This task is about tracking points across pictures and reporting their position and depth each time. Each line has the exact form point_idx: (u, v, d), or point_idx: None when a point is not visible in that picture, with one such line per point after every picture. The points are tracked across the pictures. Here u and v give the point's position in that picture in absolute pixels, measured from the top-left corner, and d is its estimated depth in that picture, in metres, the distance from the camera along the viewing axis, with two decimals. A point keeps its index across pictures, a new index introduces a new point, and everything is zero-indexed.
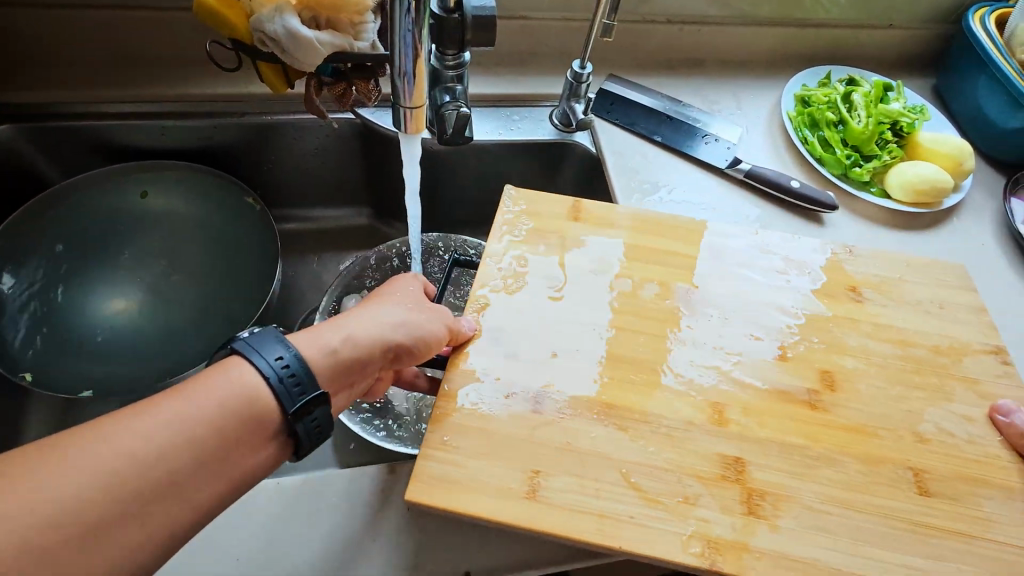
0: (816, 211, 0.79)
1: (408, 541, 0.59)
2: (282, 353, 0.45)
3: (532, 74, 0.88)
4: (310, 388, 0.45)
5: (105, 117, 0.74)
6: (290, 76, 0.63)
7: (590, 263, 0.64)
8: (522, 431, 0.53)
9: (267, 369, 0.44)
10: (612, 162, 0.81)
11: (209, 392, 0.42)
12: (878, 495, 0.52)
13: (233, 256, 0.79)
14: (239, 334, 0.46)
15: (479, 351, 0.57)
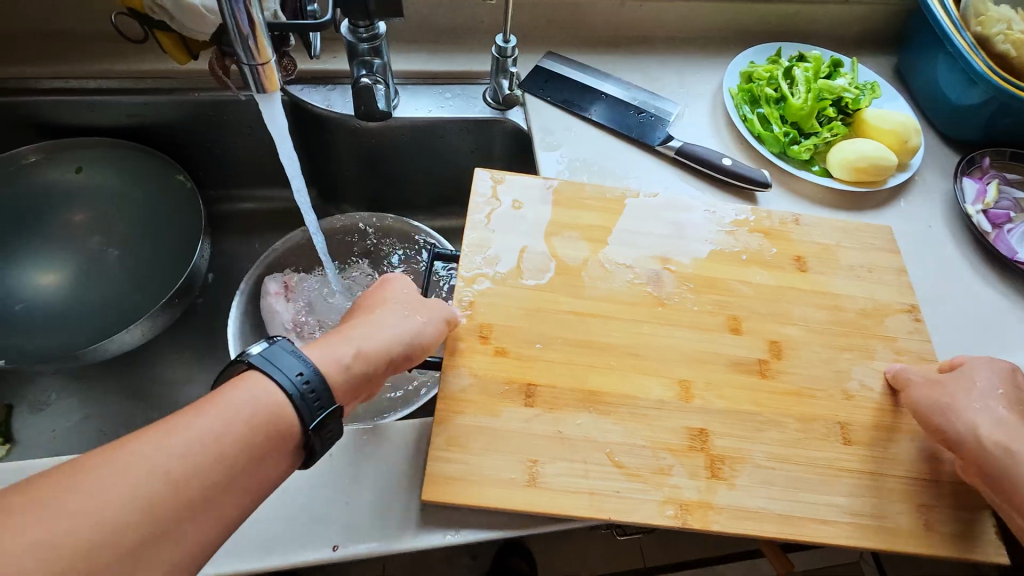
0: (748, 189, 0.76)
1: (400, 506, 0.50)
2: (302, 368, 0.44)
3: (467, 52, 0.87)
4: (328, 401, 0.44)
5: (31, 91, 0.75)
6: (191, 47, 0.62)
7: (567, 249, 0.63)
8: (521, 424, 0.51)
9: (288, 384, 0.43)
10: (540, 140, 0.79)
11: (226, 406, 0.40)
12: (810, 449, 0.53)
13: (161, 232, 0.80)
14: (249, 350, 0.44)
15: (469, 348, 0.55)
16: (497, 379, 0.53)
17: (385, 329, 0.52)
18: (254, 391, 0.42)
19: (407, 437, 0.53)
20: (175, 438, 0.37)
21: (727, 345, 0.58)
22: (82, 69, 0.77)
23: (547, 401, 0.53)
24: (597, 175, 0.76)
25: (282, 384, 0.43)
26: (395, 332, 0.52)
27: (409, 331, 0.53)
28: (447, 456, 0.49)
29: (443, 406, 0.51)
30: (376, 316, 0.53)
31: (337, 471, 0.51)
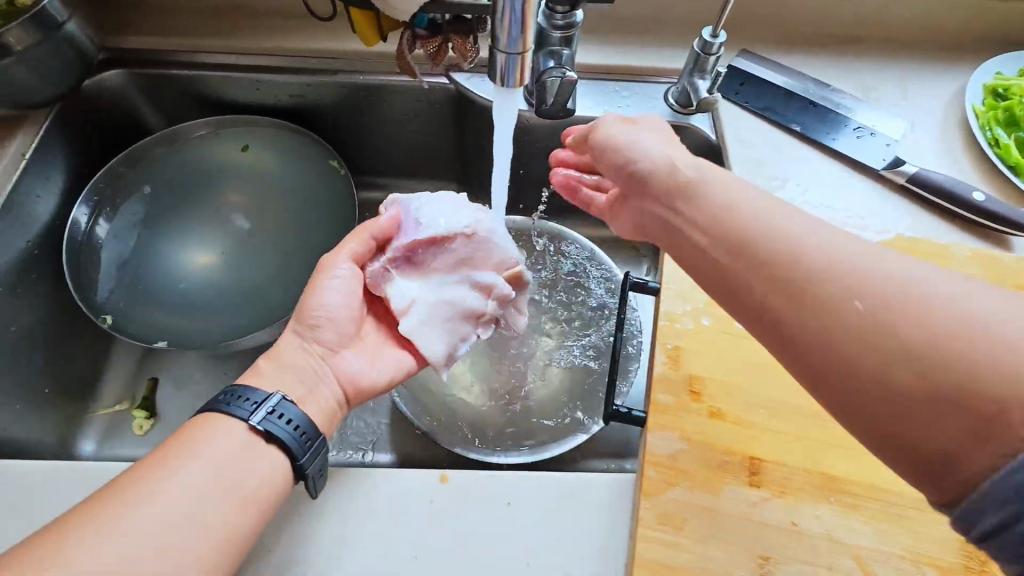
0: (1005, 233, 0.61)
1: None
2: (254, 395, 0.45)
3: (650, 43, 0.77)
4: (316, 435, 0.45)
5: (204, 66, 0.73)
6: (383, 26, 0.57)
7: None
8: (744, 509, 0.45)
9: (248, 414, 0.44)
10: (735, 153, 0.69)
11: (203, 437, 0.42)
12: None
13: (307, 218, 0.77)
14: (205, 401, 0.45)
15: (687, 401, 0.49)
16: (716, 447, 0.47)
17: (333, 298, 0.53)
18: (223, 452, 0.42)
19: (605, 498, 0.47)
20: (176, 462, 0.41)
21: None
22: (252, 45, 0.74)
23: (778, 481, 0.46)
24: (807, 201, 0.65)
25: (258, 425, 0.44)
26: (665, 161, 0.43)
27: (346, 291, 0.54)
28: (668, 541, 0.43)
29: (655, 472, 0.46)
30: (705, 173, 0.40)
31: (528, 527, 0.46)
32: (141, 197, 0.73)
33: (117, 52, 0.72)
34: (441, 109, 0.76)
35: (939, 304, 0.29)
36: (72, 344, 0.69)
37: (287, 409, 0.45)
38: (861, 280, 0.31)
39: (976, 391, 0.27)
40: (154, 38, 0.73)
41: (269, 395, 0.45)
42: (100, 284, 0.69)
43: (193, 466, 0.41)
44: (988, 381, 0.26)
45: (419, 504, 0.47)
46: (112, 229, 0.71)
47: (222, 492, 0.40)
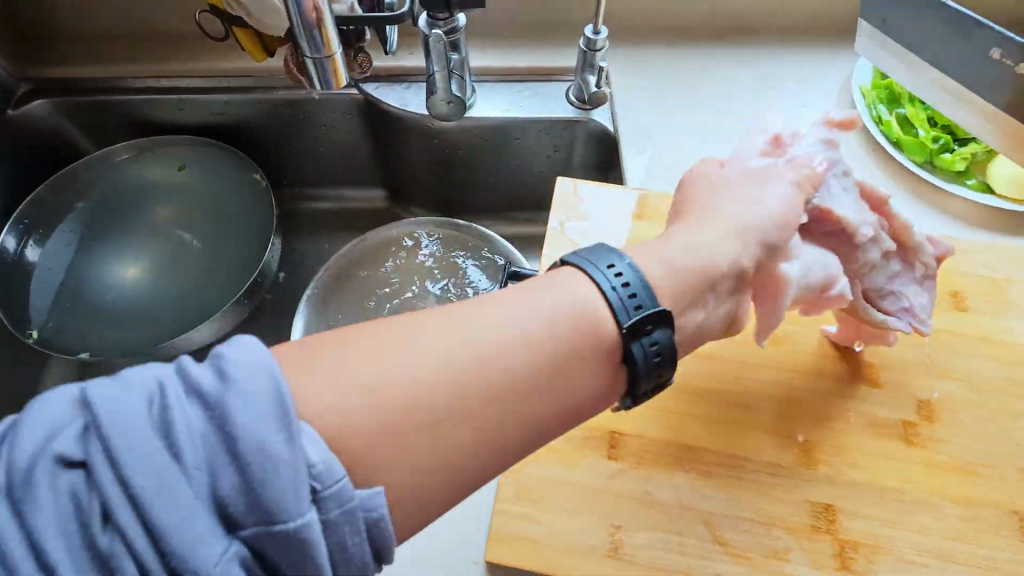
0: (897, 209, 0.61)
1: (467, 553, 0.46)
2: (616, 263, 0.37)
3: (553, 47, 0.81)
4: (649, 303, 0.36)
5: (127, 91, 0.77)
6: (268, 43, 0.61)
7: None
8: (601, 481, 0.46)
9: (603, 280, 0.36)
10: (628, 146, 0.73)
11: (557, 288, 0.36)
12: (957, 545, 0.45)
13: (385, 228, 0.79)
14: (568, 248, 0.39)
15: None
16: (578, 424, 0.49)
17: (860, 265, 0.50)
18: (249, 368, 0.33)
19: None
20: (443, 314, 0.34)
21: (867, 401, 0.50)
22: (171, 68, 0.78)
23: (635, 453, 0.48)
24: None
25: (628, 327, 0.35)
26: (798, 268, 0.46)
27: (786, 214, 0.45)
28: (524, 513, 0.45)
29: None
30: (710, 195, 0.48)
31: None
32: (71, 217, 0.77)
33: (44, 81, 0.76)
34: (354, 118, 0.80)
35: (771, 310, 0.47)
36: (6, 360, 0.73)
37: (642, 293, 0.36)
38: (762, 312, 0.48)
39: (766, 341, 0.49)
40: (78, 68, 0.77)
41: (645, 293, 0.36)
42: (31, 302, 0.72)
43: (462, 325, 0.33)
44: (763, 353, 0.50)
45: None
46: (41, 251, 0.75)
47: (515, 382, 0.33)
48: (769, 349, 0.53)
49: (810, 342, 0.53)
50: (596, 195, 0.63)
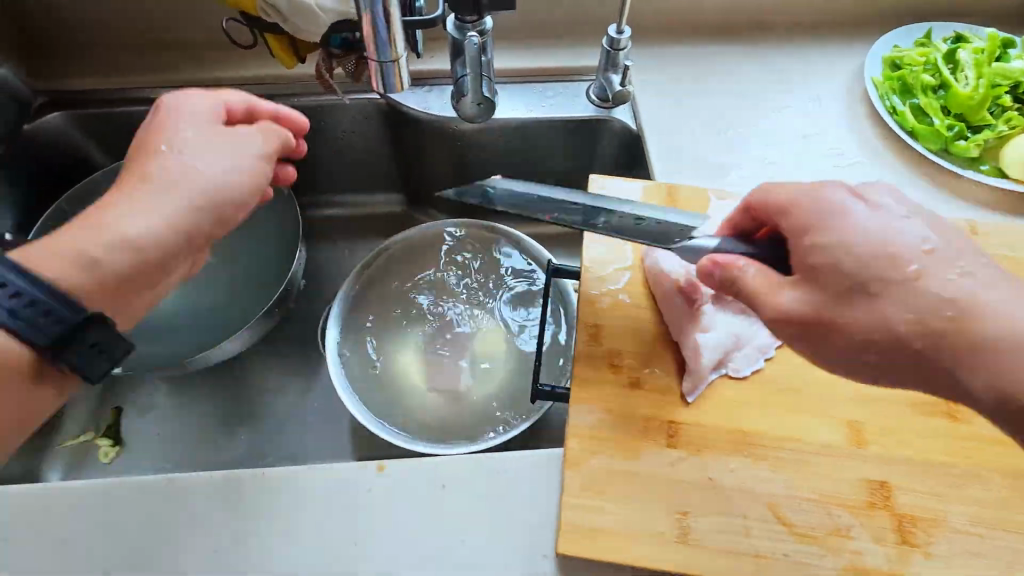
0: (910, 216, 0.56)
1: (537, 547, 0.46)
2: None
3: (570, 46, 0.81)
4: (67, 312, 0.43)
5: (144, 102, 0.76)
6: (300, 50, 0.61)
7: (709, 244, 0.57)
8: (663, 470, 0.48)
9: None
10: (652, 138, 0.73)
11: None
12: (1006, 513, 0.47)
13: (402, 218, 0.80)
14: None
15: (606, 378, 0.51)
16: (635, 415, 0.50)
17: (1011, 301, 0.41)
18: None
19: (533, 474, 0.49)
20: None
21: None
22: (188, 78, 0.77)
23: (693, 442, 0.49)
24: (718, 182, 0.69)
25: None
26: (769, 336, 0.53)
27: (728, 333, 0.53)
28: (591, 505, 0.46)
29: (577, 444, 0.48)
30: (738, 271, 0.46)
31: (463, 506, 0.48)
32: None
33: (58, 95, 0.75)
34: (376, 121, 0.79)
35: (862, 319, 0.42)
36: None
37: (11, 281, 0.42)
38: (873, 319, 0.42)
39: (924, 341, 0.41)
40: (93, 81, 0.76)
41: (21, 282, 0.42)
42: None
43: None
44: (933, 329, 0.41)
45: (357, 493, 0.49)
46: None
47: None
48: None
49: None
50: (630, 188, 0.63)
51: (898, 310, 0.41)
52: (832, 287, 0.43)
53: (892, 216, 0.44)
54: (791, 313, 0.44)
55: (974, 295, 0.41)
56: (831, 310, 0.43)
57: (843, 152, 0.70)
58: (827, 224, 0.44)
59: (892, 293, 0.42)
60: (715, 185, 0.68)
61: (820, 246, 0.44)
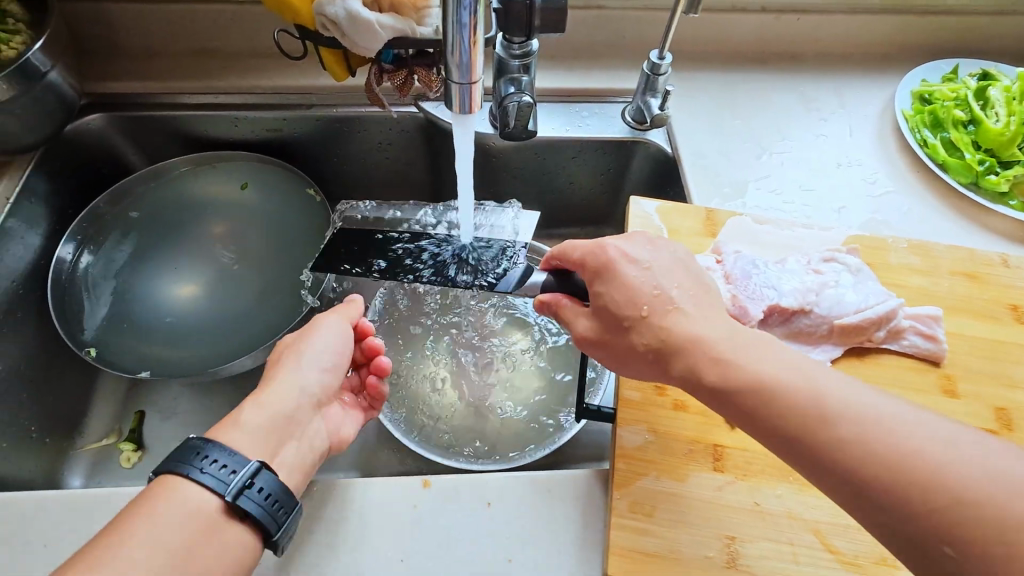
0: (829, 258, 0.59)
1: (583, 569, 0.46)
2: (220, 458, 0.42)
3: (606, 68, 0.83)
4: (292, 504, 0.43)
5: (185, 106, 0.76)
6: (352, 64, 0.62)
7: (753, 267, 0.57)
8: (709, 493, 0.48)
9: (216, 483, 0.42)
10: (689, 163, 0.74)
11: None
12: None
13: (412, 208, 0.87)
14: (249, 466, 0.43)
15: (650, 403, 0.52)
16: (681, 437, 0.50)
17: (777, 362, 0.41)
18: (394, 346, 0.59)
19: (579, 492, 0.50)
20: None
21: (949, 410, 0.53)
22: (229, 85, 0.77)
23: (739, 465, 0.49)
24: (755, 206, 0.70)
25: (233, 501, 0.41)
26: (704, 335, 0.43)
27: (741, 345, 0.42)
28: (640, 527, 0.46)
29: (624, 465, 0.49)
30: (676, 301, 0.45)
31: (507, 525, 0.48)
32: (126, 230, 0.76)
33: (101, 97, 0.76)
34: (411, 133, 0.80)
35: (914, 441, 0.35)
36: (59, 382, 0.70)
37: (258, 478, 0.43)
38: (876, 436, 0.36)
39: (936, 493, 0.34)
40: (135, 84, 0.76)
41: (242, 462, 0.43)
42: (85, 318, 0.70)
43: None
44: (939, 496, 0.34)
45: (402, 508, 0.49)
46: (96, 265, 0.73)
47: None
48: (853, 363, 0.55)
49: (891, 356, 0.55)
50: (669, 210, 0.64)
51: (878, 406, 0.38)
52: (613, 327, 0.47)
53: (655, 275, 0.46)
54: (587, 338, 0.48)
55: (860, 401, 0.38)
56: (601, 335, 0.48)
57: (875, 181, 0.72)
58: (611, 277, 0.47)
59: (682, 359, 0.43)
60: (751, 209, 0.69)
61: (601, 293, 0.47)
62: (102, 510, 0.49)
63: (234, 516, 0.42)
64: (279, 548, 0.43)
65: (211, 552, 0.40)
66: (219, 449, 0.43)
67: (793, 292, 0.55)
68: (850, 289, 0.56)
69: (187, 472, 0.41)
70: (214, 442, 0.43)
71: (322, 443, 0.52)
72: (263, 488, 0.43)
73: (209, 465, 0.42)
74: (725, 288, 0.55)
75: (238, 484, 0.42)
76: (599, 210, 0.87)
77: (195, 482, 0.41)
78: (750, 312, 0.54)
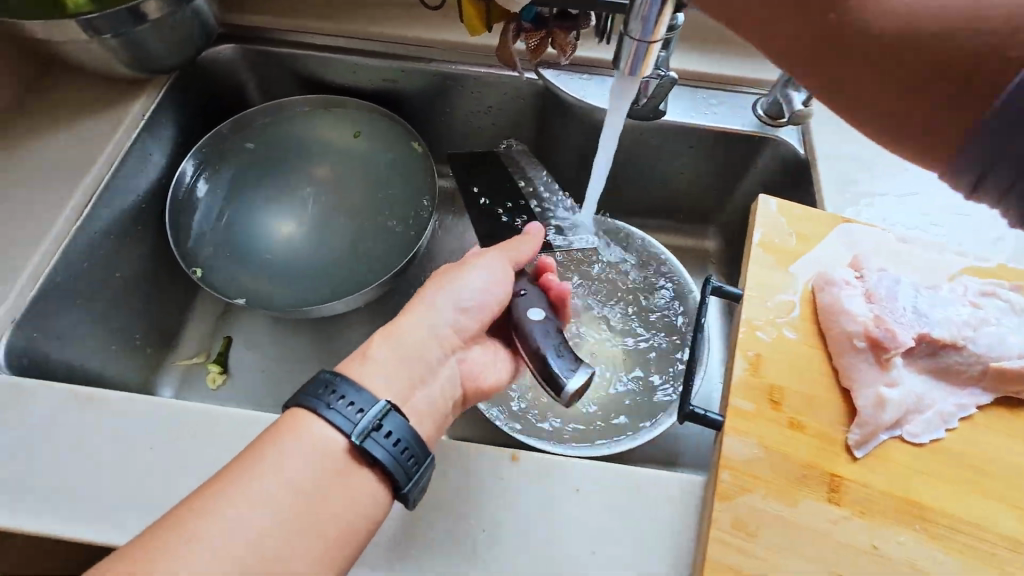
0: (991, 294, 0.52)
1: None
2: (352, 397, 0.40)
3: (743, 55, 0.77)
4: (423, 456, 0.40)
5: (310, 47, 0.77)
6: (490, 18, 0.60)
7: (900, 289, 0.51)
8: (821, 525, 0.44)
9: (345, 423, 0.39)
10: (825, 167, 0.68)
11: None
12: None
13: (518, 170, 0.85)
14: (376, 407, 0.40)
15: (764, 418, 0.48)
16: (795, 460, 0.46)
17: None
18: (534, 300, 0.51)
19: (675, 497, 0.47)
20: None
21: None
22: (355, 30, 0.78)
23: (859, 502, 0.44)
24: (898, 224, 0.63)
25: (360, 444, 0.39)
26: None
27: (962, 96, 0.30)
28: (740, 546, 0.43)
29: (729, 477, 0.45)
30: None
31: (595, 515, 0.46)
32: (239, 161, 0.78)
33: (235, 29, 0.78)
34: (527, 99, 0.78)
35: None
36: (165, 298, 0.74)
37: (390, 423, 0.40)
38: None
39: None
40: (268, 19, 0.78)
41: (370, 401, 0.40)
42: (194, 240, 0.72)
43: None
44: None
45: (490, 478, 0.47)
46: (209, 191, 0.75)
47: None
48: (1004, 414, 0.48)
49: None
50: (803, 213, 0.59)
51: None
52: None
53: None
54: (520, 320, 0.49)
55: None
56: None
57: None
58: None
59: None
60: (893, 227, 0.63)
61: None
62: (201, 426, 0.51)
63: (363, 459, 0.39)
64: (408, 501, 0.41)
65: (335, 495, 0.38)
66: (349, 387, 0.40)
67: (945, 324, 0.49)
68: (1013, 331, 0.50)
69: (317, 408, 0.39)
70: (341, 376, 0.41)
71: (457, 392, 0.48)
72: (390, 432, 0.39)
73: (337, 402, 0.39)
74: (858, 305, 0.50)
75: (367, 424, 0.39)
76: (706, 206, 0.81)
77: (323, 419, 0.39)
78: (891, 336, 0.48)
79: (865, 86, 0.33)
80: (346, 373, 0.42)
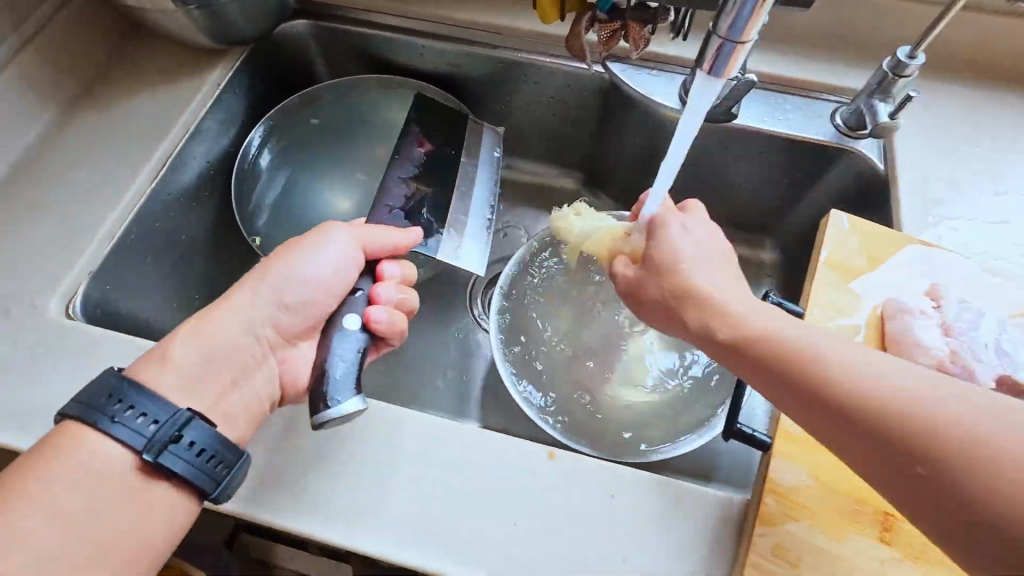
0: None
1: None
2: (142, 410, 0.42)
3: (825, 59, 0.72)
4: (233, 461, 0.44)
5: (379, 26, 0.78)
6: (566, 6, 0.58)
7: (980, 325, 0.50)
8: (866, 562, 0.42)
9: (132, 431, 0.42)
10: (906, 185, 0.64)
11: None
12: None
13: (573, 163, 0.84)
14: (160, 417, 0.43)
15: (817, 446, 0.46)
16: (844, 492, 0.44)
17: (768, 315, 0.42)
18: (357, 307, 0.54)
19: (712, 514, 0.45)
20: None
21: None
22: (425, 12, 0.78)
23: (911, 543, 0.42)
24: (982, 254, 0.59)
25: (163, 457, 0.42)
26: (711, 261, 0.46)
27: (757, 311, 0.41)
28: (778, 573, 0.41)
29: (772, 501, 0.44)
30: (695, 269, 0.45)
31: (628, 523, 0.45)
32: (302, 135, 0.80)
33: (309, 4, 0.79)
34: (591, 92, 0.76)
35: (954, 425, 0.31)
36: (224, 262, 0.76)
37: (189, 433, 0.43)
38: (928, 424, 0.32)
39: (985, 512, 0.29)
40: None
41: (154, 407, 0.43)
42: (255, 207, 0.75)
43: None
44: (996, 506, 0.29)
45: (525, 473, 0.47)
46: (272, 161, 0.77)
47: None
48: None
49: None
50: (879, 233, 0.55)
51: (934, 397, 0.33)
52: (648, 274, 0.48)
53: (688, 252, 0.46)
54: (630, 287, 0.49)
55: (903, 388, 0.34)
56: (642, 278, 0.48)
57: None
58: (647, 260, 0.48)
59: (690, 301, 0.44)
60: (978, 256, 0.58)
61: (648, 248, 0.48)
62: None
63: (159, 471, 0.42)
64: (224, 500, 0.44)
65: (141, 506, 0.42)
66: (133, 395, 0.43)
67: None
68: None
69: (96, 419, 0.42)
70: (129, 386, 0.43)
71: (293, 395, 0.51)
72: (188, 440, 0.43)
73: (121, 414, 0.42)
74: (929, 335, 0.49)
75: (157, 431, 0.42)
76: (766, 216, 0.78)
77: (107, 430, 0.42)
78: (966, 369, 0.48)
79: (788, 394, 0.38)
80: (139, 378, 0.45)
